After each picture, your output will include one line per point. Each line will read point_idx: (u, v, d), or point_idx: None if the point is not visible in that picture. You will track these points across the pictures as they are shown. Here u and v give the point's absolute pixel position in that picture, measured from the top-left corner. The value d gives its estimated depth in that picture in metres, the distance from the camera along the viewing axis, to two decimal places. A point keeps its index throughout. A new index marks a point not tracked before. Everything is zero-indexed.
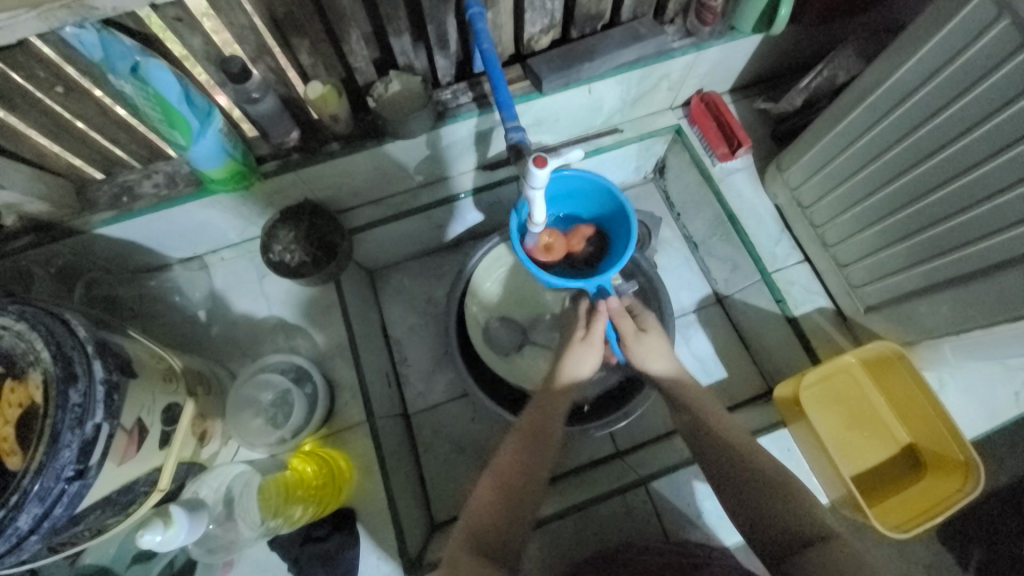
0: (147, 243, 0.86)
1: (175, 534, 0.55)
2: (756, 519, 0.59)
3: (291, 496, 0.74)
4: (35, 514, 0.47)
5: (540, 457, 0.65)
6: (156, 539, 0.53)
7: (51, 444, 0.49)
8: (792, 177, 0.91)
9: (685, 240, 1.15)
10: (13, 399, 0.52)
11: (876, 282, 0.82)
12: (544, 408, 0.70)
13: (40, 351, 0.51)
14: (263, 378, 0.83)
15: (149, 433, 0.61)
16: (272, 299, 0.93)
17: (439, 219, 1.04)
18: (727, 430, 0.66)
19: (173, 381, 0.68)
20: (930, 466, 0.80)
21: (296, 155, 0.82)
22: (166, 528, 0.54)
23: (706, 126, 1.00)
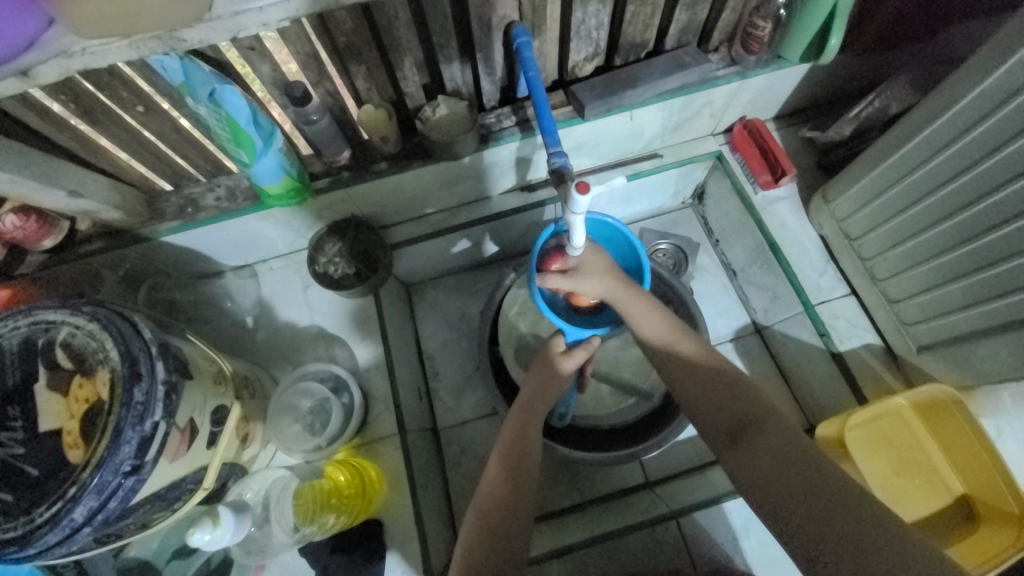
0: (205, 251, 0.91)
1: (221, 534, 0.57)
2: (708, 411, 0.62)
3: (325, 503, 0.76)
4: (90, 506, 0.51)
5: (527, 454, 0.69)
6: (204, 539, 0.55)
7: (113, 438, 0.52)
8: (839, 209, 0.89)
9: (723, 267, 1.13)
10: (81, 395, 0.55)
11: (930, 320, 0.78)
12: (528, 412, 0.73)
13: (110, 350, 0.55)
14: (303, 386, 0.87)
15: (199, 433, 0.64)
16: (314, 309, 0.97)
17: (476, 237, 1.06)
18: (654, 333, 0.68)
19: (223, 384, 0.72)
20: (984, 521, 0.75)
21: (346, 173, 0.87)
22: (214, 528, 0.56)
23: (749, 153, 0.99)
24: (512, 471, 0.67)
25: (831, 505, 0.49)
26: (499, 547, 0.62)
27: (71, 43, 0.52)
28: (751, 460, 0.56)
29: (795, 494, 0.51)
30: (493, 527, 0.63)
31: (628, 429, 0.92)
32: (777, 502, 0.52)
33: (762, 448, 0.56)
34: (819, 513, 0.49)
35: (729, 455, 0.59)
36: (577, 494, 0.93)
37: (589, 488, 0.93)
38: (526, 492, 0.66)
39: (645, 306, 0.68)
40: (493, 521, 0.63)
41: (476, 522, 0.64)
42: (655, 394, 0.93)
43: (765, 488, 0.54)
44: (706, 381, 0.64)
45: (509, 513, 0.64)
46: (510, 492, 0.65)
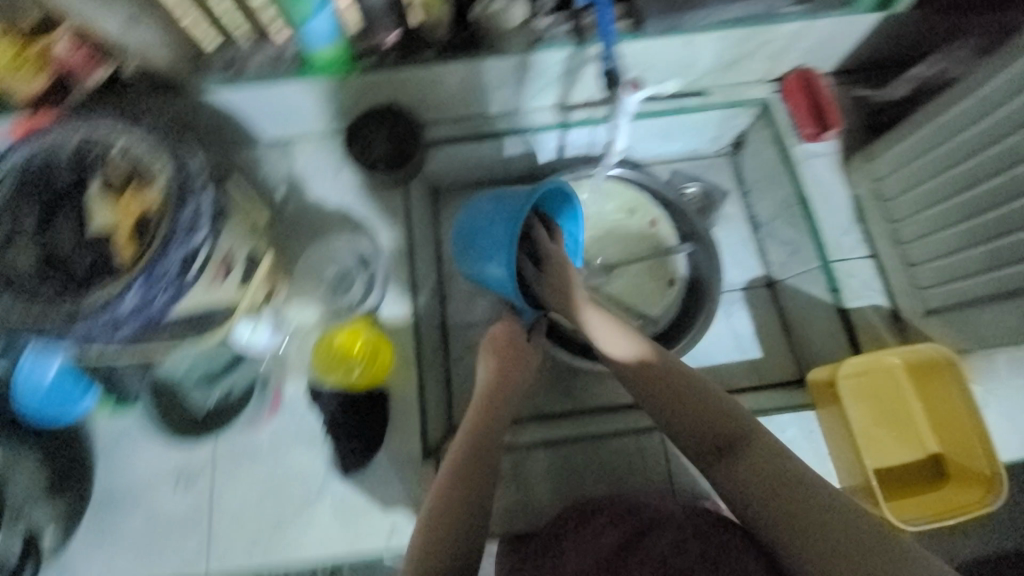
0: (245, 116, 0.92)
1: (257, 336, 0.81)
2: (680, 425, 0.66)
3: (337, 358, 0.82)
4: (135, 300, 0.55)
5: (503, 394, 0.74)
6: (246, 334, 0.80)
7: (163, 245, 0.56)
8: (879, 168, 0.89)
9: (746, 219, 1.12)
10: (132, 204, 0.58)
11: (943, 284, 0.81)
12: (507, 371, 0.76)
13: (162, 169, 0.59)
14: (330, 256, 0.92)
15: (235, 268, 0.67)
16: (343, 191, 0.98)
17: (510, 148, 1.06)
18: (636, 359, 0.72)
19: (257, 234, 0.75)
20: (951, 478, 0.80)
21: (394, 56, 0.87)
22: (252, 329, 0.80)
23: (797, 104, 0.97)
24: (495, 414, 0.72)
25: (819, 516, 0.54)
26: (480, 470, 0.65)
27: None
28: (738, 472, 0.59)
29: (792, 502, 0.55)
30: (480, 453, 0.66)
31: None
32: (772, 513, 0.56)
33: (750, 462, 0.60)
34: (811, 520, 0.54)
35: (718, 470, 0.62)
36: (570, 403, 0.96)
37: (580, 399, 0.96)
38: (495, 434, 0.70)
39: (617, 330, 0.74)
40: (474, 450, 0.67)
41: (460, 447, 0.67)
42: (660, 321, 0.96)
43: (756, 499, 0.57)
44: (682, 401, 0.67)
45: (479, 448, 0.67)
46: (491, 424, 0.70)
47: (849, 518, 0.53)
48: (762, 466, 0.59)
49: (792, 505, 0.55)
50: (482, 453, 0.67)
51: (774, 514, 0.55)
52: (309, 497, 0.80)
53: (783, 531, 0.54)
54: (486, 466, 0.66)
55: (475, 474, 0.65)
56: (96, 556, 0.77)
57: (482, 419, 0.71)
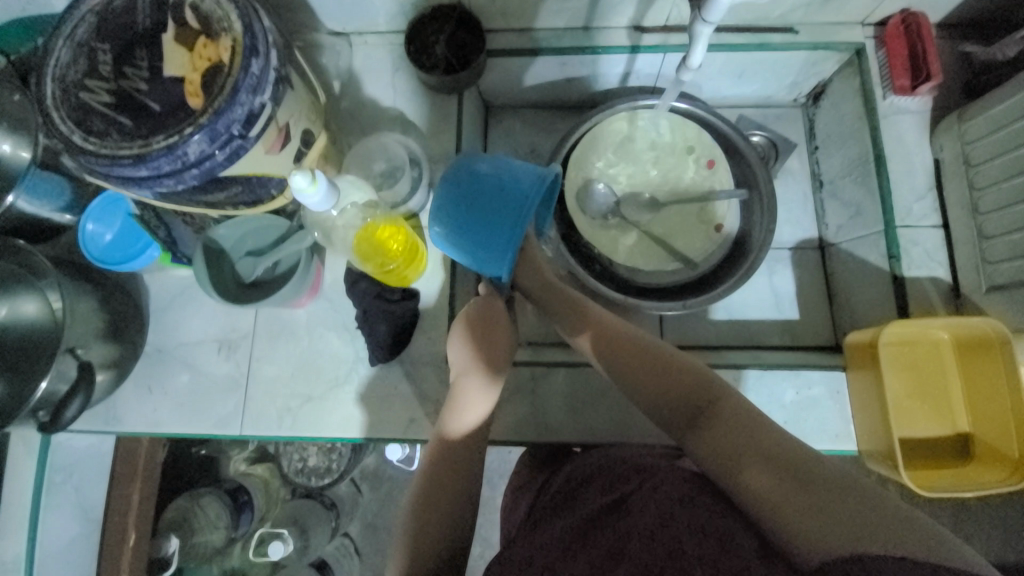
0: (310, 0, 0.90)
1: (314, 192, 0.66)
2: (658, 396, 0.67)
3: (372, 250, 0.78)
4: (202, 148, 0.56)
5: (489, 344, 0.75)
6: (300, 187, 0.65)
7: (229, 96, 0.56)
8: (971, 130, 0.82)
9: (810, 176, 1.06)
10: (204, 53, 0.58)
11: (1017, 260, 0.75)
12: (484, 325, 0.75)
13: (234, 20, 0.58)
14: (378, 151, 0.90)
15: (292, 140, 0.68)
16: (399, 93, 0.96)
17: (572, 70, 1.02)
18: (609, 327, 0.72)
19: (314, 115, 0.75)
20: (975, 458, 0.78)
21: None
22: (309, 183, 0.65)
23: (896, 51, 0.89)
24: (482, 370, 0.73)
25: (795, 484, 0.54)
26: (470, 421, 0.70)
27: None
28: (710, 437, 0.61)
29: (766, 469, 0.56)
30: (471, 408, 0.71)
31: (665, 291, 0.94)
32: (748, 482, 0.56)
33: (722, 424, 0.61)
34: (787, 486, 0.54)
35: (694, 438, 0.63)
36: None
37: None
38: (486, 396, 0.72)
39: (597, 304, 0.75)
40: (463, 405, 0.71)
41: (452, 399, 0.72)
42: (700, 266, 0.94)
43: (730, 469, 0.58)
44: (658, 372, 0.67)
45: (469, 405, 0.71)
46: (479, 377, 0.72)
47: (823, 486, 0.53)
48: (733, 430, 0.60)
49: (766, 472, 0.56)
50: (472, 408, 0.71)
51: (748, 484, 0.56)
52: (339, 378, 0.85)
53: (760, 498, 0.55)
54: (477, 419, 0.70)
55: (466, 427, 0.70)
56: (145, 400, 0.85)
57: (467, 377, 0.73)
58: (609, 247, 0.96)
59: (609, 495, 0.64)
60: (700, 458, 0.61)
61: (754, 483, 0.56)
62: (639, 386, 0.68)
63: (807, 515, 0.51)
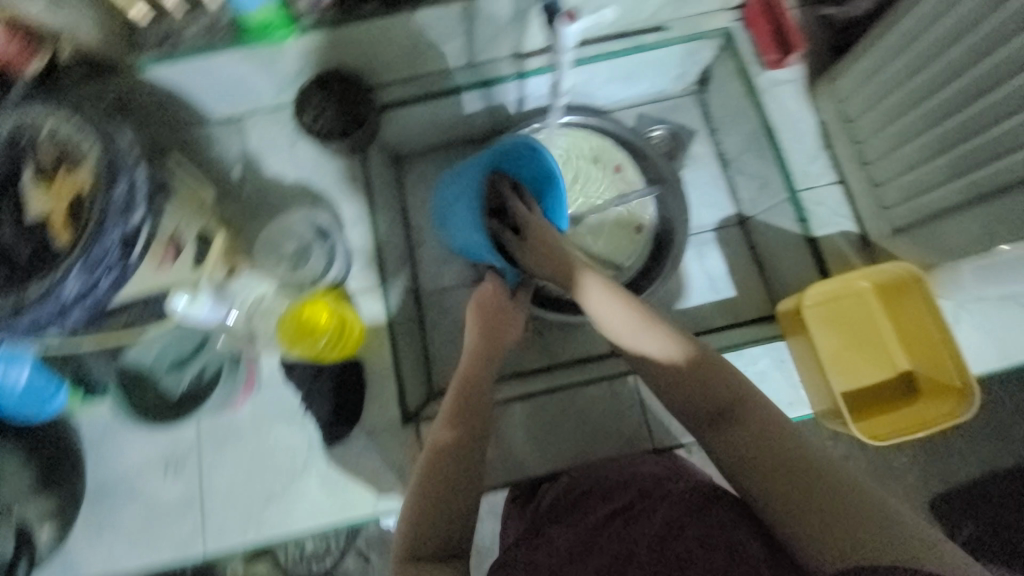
0: (189, 93, 0.89)
1: (200, 306, 0.70)
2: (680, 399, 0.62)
3: (300, 334, 0.81)
4: (80, 283, 0.54)
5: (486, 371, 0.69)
6: (184, 304, 0.68)
7: (100, 225, 0.55)
8: (842, 88, 0.87)
9: (716, 157, 1.10)
10: (64, 187, 0.57)
11: (911, 200, 0.78)
12: (479, 351, 0.70)
13: (92, 148, 0.57)
14: (287, 230, 0.91)
15: (185, 248, 0.67)
16: (300, 164, 0.96)
17: (467, 105, 1.03)
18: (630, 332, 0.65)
19: (208, 212, 0.74)
20: (923, 392, 0.81)
21: (332, 14, 0.82)
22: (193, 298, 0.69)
23: (759, 30, 0.93)
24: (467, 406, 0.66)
25: (817, 494, 0.52)
26: (455, 466, 0.61)
27: None
28: (735, 441, 0.58)
29: (788, 477, 0.54)
30: (451, 453, 0.62)
31: (599, 300, 0.96)
32: (774, 492, 0.54)
33: (748, 429, 0.57)
34: (811, 495, 0.52)
35: (710, 439, 0.60)
36: (547, 358, 0.98)
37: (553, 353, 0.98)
38: (483, 412, 0.66)
39: (614, 298, 0.67)
40: (443, 449, 0.62)
41: (437, 434, 0.64)
42: (629, 268, 0.95)
43: (752, 474, 0.56)
44: (679, 375, 0.62)
45: (469, 424, 0.64)
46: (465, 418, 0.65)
47: (848, 492, 0.52)
48: (760, 439, 0.56)
49: (791, 479, 0.54)
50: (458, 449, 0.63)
51: (771, 489, 0.54)
52: (296, 469, 0.82)
53: (782, 506, 0.53)
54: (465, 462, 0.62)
55: (444, 473, 0.61)
56: (97, 543, 0.79)
57: (454, 408, 0.65)
58: None
59: (612, 504, 0.64)
60: (719, 460, 0.59)
61: (787, 503, 0.53)
62: (678, 395, 0.62)
63: (829, 529, 0.50)
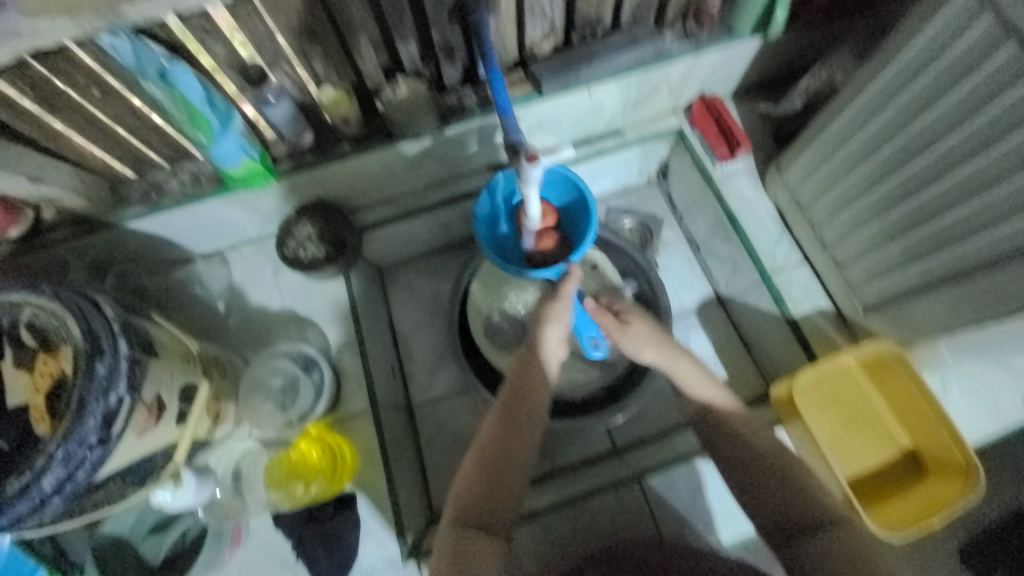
0: (173, 238, 0.92)
1: (184, 494, 0.70)
2: (761, 495, 0.62)
3: (292, 473, 0.82)
4: (59, 475, 0.53)
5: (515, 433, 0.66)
6: (167, 498, 0.69)
7: (77, 410, 0.54)
8: (791, 178, 0.92)
9: (687, 242, 1.15)
10: (44, 370, 0.57)
11: (874, 281, 0.82)
12: (512, 408, 0.67)
13: (72, 328, 0.57)
14: (274, 365, 0.89)
15: (167, 409, 0.66)
16: (286, 293, 0.98)
17: (445, 219, 1.08)
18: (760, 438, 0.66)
19: (191, 363, 0.73)
20: (930, 470, 0.81)
21: (310, 156, 0.87)
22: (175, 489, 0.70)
23: (707, 129, 1.02)
24: (495, 463, 0.64)
25: None
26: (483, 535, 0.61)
27: (21, 24, 0.54)
28: (818, 551, 0.56)
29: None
30: (472, 518, 0.62)
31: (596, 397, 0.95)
32: None
33: (830, 539, 0.57)
34: None
35: (792, 545, 0.58)
36: (548, 463, 0.93)
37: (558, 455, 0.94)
38: (516, 463, 0.65)
39: (705, 377, 0.71)
40: (471, 515, 0.62)
41: (466, 491, 0.63)
42: (619, 363, 0.95)
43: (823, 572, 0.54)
44: (771, 469, 0.63)
45: (501, 476, 0.64)
46: (493, 483, 0.63)
47: None
48: (843, 557, 0.55)
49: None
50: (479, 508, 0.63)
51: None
52: None
53: None
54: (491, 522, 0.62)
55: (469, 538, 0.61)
56: None
57: (478, 466, 0.64)
58: None
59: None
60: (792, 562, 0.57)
61: None
62: (769, 492, 0.62)
63: None
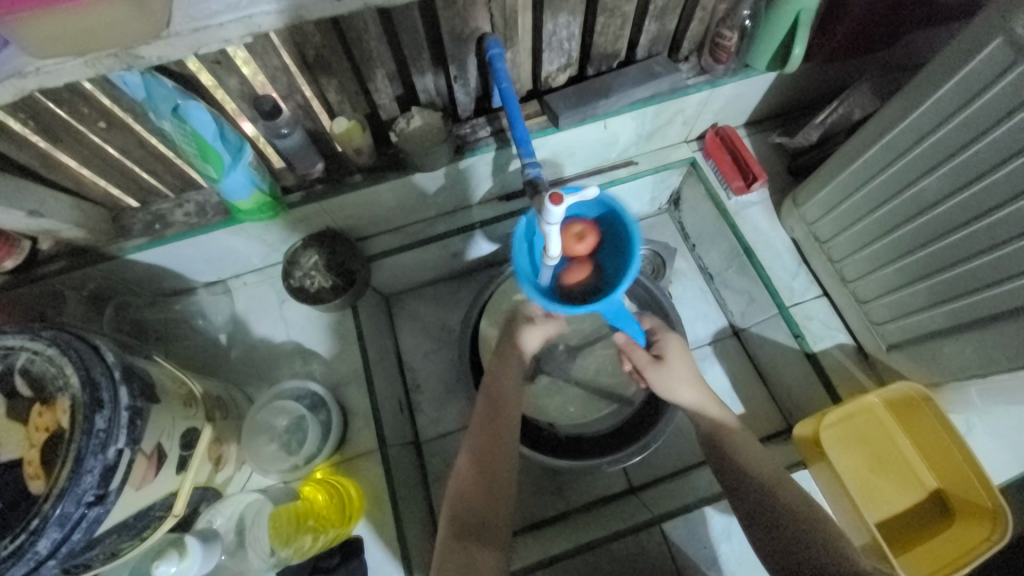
0: (176, 269, 0.89)
1: (188, 566, 0.58)
2: (768, 525, 0.62)
3: (302, 524, 0.74)
4: (54, 539, 0.49)
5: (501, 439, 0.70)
6: (170, 570, 0.57)
7: (74, 468, 0.50)
8: (809, 213, 0.91)
9: (700, 272, 1.14)
10: (40, 423, 0.53)
11: (898, 319, 0.81)
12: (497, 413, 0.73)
13: (70, 376, 0.53)
14: (280, 405, 0.86)
15: (168, 458, 0.62)
16: (291, 324, 0.95)
17: (454, 247, 1.05)
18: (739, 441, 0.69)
19: (193, 406, 0.70)
20: (958, 514, 0.77)
21: (320, 186, 0.85)
22: (180, 560, 0.57)
23: (722, 160, 1.01)
24: (486, 461, 0.68)
25: None
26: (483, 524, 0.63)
27: (27, 63, 0.52)
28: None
29: None
30: (474, 510, 0.64)
31: (611, 434, 0.93)
32: None
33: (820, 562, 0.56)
34: None
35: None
36: (561, 504, 0.93)
37: (573, 495, 0.93)
38: (502, 480, 0.67)
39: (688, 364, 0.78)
40: (469, 498, 0.65)
41: (466, 481, 0.67)
42: (635, 399, 0.93)
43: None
44: (762, 489, 0.64)
45: (492, 486, 0.66)
46: (488, 484, 0.66)
47: None
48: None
49: None
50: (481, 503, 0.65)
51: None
52: None
53: None
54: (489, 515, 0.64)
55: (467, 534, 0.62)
56: None
57: (476, 460, 0.68)
58: (544, 407, 0.94)
59: None
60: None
61: None
62: (784, 526, 0.60)
63: None
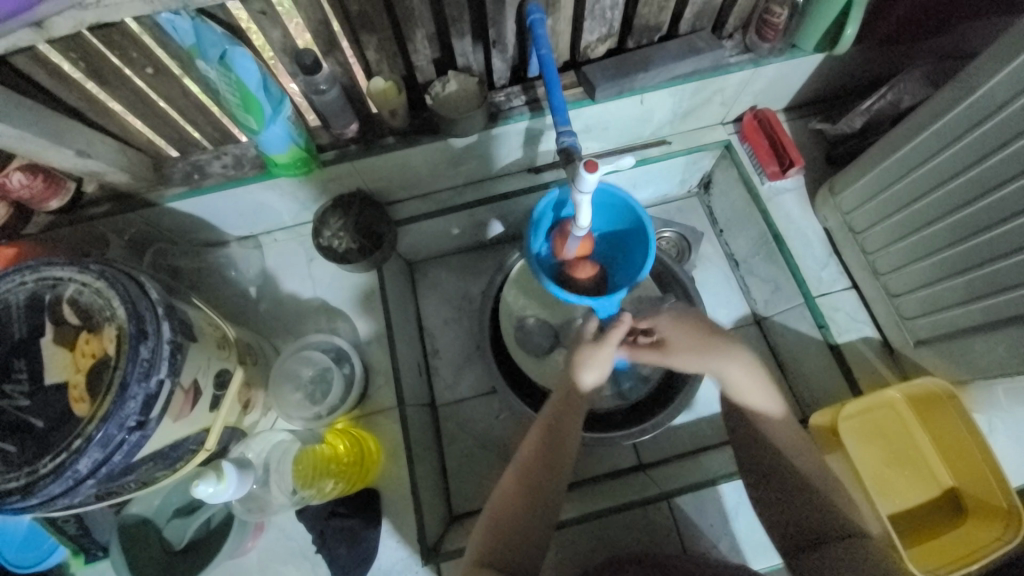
0: (211, 220, 0.92)
1: (224, 487, 0.63)
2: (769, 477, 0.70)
3: (324, 469, 0.79)
4: (95, 458, 0.52)
5: (560, 442, 0.66)
6: (209, 489, 0.62)
7: (119, 393, 0.53)
8: (845, 202, 0.88)
9: (725, 257, 1.12)
10: (87, 349, 0.56)
11: (930, 314, 0.79)
12: (560, 415, 0.68)
13: (117, 307, 0.56)
14: (306, 354, 0.89)
15: (202, 394, 0.65)
16: (318, 282, 0.97)
17: (480, 218, 1.06)
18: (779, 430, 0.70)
19: (226, 349, 0.73)
20: (971, 513, 0.76)
21: (354, 146, 0.86)
22: (217, 481, 0.62)
23: (757, 144, 0.98)
24: (544, 465, 0.65)
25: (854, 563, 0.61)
26: (521, 533, 0.61)
27: None
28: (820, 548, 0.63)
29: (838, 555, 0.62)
30: (522, 505, 0.62)
31: (626, 411, 0.94)
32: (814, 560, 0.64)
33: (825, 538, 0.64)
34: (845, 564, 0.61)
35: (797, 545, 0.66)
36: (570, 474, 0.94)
37: (582, 467, 0.94)
38: (550, 495, 0.64)
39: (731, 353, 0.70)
40: (521, 504, 0.63)
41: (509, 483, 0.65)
42: (651, 378, 0.94)
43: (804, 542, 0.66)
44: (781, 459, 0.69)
45: (535, 507, 0.63)
46: (541, 485, 0.64)
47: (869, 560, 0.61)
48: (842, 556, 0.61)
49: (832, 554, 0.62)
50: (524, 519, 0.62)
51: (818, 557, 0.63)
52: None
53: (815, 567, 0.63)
54: (534, 523, 0.62)
55: (519, 521, 0.62)
56: None
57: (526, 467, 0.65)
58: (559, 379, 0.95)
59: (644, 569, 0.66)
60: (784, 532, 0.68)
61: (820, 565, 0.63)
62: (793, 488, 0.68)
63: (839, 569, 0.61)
